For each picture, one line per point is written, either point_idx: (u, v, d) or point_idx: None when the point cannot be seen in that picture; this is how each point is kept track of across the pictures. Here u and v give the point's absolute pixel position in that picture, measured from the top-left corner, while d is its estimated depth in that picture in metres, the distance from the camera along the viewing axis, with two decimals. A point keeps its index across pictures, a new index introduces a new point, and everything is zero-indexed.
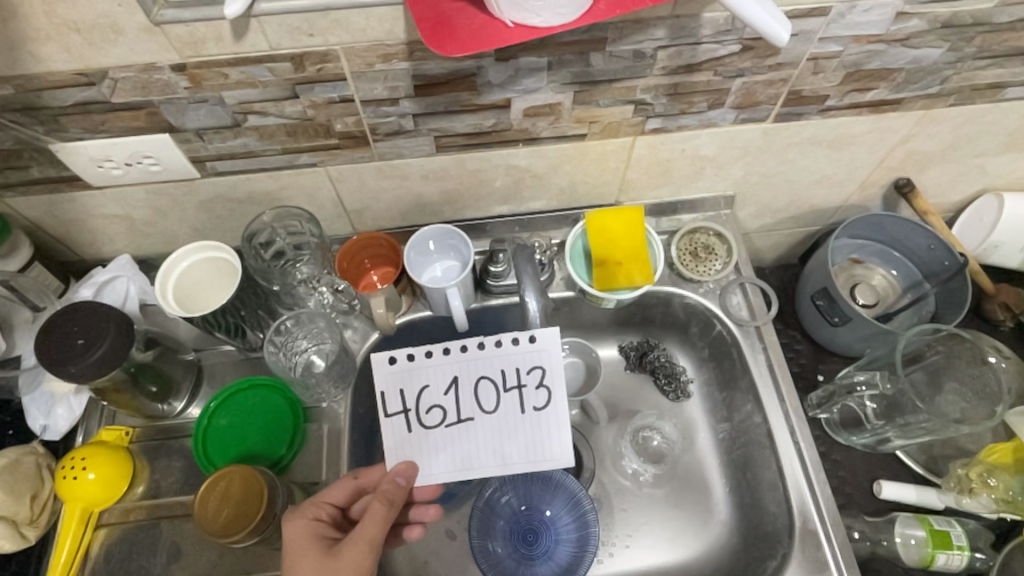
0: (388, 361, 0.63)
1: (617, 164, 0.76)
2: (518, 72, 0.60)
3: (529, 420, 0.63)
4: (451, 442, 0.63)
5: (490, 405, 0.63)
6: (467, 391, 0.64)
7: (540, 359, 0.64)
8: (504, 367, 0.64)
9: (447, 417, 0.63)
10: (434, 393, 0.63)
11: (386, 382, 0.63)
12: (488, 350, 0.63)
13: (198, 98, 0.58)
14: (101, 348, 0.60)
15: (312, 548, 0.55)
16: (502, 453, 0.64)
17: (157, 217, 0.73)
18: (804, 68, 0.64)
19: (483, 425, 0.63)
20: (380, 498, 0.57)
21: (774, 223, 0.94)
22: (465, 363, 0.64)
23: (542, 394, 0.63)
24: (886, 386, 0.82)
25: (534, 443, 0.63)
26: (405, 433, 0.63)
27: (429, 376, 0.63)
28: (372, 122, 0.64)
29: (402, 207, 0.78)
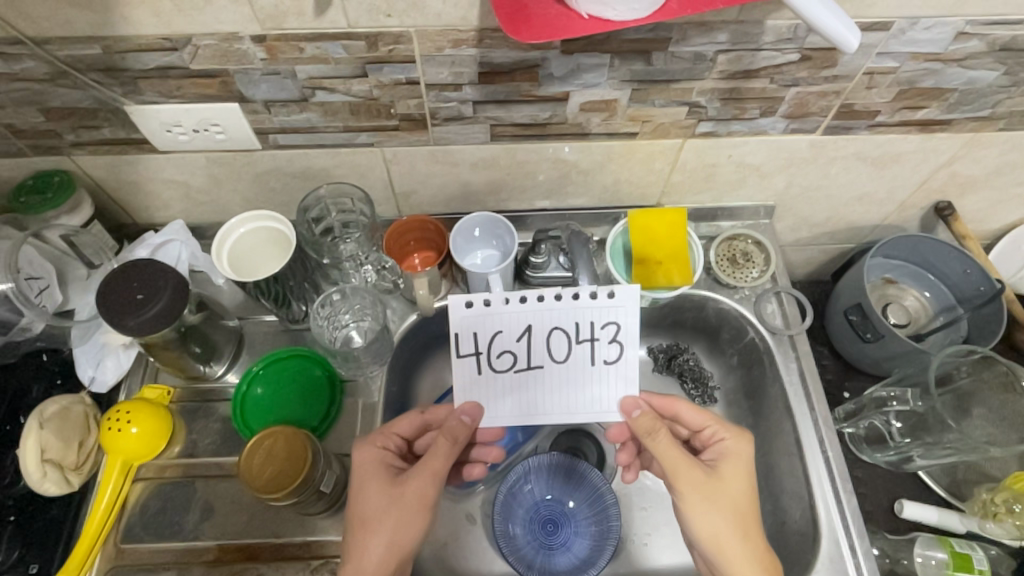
0: (464, 304, 0.60)
1: (663, 165, 0.77)
2: (580, 66, 0.61)
3: (599, 374, 0.60)
4: (518, 387, 0.61)
5: (561, 355, 0.61)
6: (538, 340, 0.61)
7: (618, 314, 0.60)
8: (579, 319, 0.60)
9: (517, 362, 0.61)
10: (506, 339, 0.61)
11: (460, 324, 0.60)
12: (565, 301, 0.60)
13: (271, 70, 0.60)
14: (156, 306, 0.61)
15: (382, 474, 0.61)
16: (568, 402, 0.61)
17: (213, 185, 0.76)
18: (858, 82, 0.66)
19: (551, 374, 0.61)
20: (445, 436, 0.61)
21: (810, 238, 0.95)
22: (541, 312, 0.60)
23: (615, 348, 0.60)
24: (917, 403, 0.80)
25: (601, 396, 0.61)
26: (473, 375, 0.61)
27: (502, 322, 0.60)
28: (432, 106, 0.66)
29: (449, 194, 0.80)
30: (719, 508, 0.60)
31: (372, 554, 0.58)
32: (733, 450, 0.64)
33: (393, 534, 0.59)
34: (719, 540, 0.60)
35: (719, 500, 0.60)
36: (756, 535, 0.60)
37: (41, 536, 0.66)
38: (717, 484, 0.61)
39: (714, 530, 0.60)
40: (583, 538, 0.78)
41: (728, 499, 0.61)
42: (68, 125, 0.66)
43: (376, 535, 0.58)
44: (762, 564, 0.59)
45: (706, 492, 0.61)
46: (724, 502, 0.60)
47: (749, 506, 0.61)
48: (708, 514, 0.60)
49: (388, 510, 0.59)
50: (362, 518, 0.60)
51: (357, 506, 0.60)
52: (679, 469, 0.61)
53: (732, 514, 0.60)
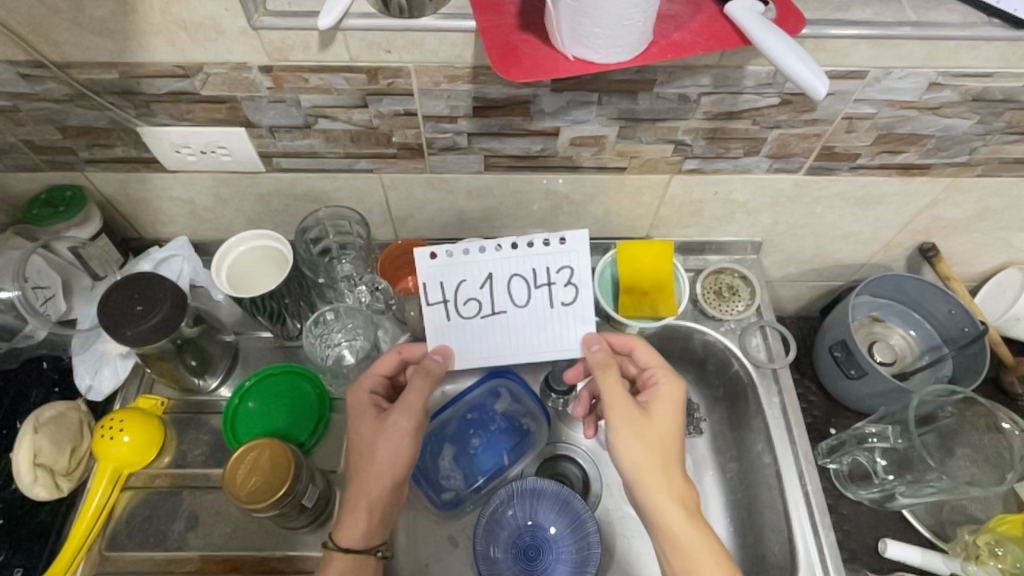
0: (428, 255, 0.62)
1: (651, 199, 0.80)
2: (569, 103, 0.64)
3: (559, 315, 0.63)
4: (485, 329, 0.64)
5: (522, 298, 0.62)
6: (501, 287, 0.62)
7: (571, 258, 0.61)
8: (536, 265, 0.62)
9: (483, 309, 0.63)
10: (470, 287, 0.62)
11: (427, 275, 0.62)
12: (521, 249, 0.62)
13: (277, 98, 0.64)
14: (151, 320, 0.64)
15: (369, 414, 0.65)
16: (531, 343, 0.64)
17: (218, 204, 0.79)
18: (837, 126, 0.68)
19: (515, 318, 0.63)
20: (417, 372, 0.63)
21: (798, 274, 0.97)
22: (501, 259, 0.62)
23: (570, 291, 0.62)
24: (898, 441, 0.81)
25: (561, 334, 0.64)
26: (442, 323, 0.64)
27: (466, 271, 0.62)
28: (428, 136, 0.69)
29: (445, 219, 0.83)
30: (645, 439, 0.61)
31: (371, 484, 0.62)
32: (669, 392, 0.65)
33: (384, 466, 0.62)
34: (639, 472, 0.60)
35: (650, 436, 0.61)
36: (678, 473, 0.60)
37: (28, 540, 0.67)
38: (647, 419, 0.62)
39: (635, 459, 0.60)
40: (562, 564, 0.78)
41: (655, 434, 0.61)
42: (83, 143, 0.69)
43: (370, 470, 0.62)
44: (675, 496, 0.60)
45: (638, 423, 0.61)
46: (651, 436, 0.61)
47: (674, 444, 0.62)
48: (630, 445, 0.60)
49: (377, 445, 0.63)
50: (358, 455, 0.63)
51: (354, 446, 0.64)
52: (613, 402, 0.62)
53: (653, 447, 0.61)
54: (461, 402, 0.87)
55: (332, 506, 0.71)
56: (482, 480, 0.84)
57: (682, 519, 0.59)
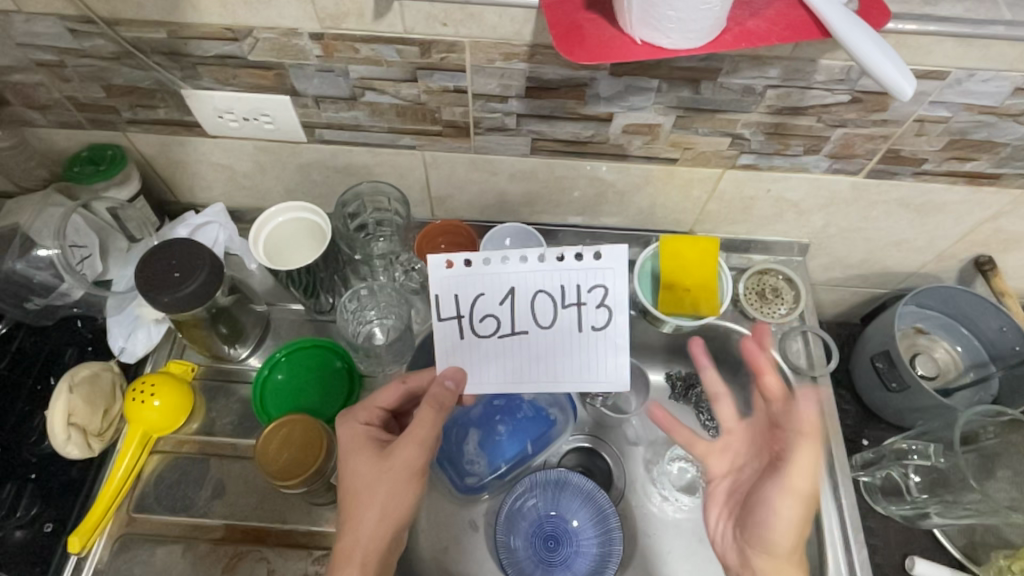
0: (445, 265, 0.60)
1: (699, 193, 0.77)
2: (627, 88, 0.62)
3: (586, 337, 0.61)
4: (505, 350, 0.62)
5: (546, 318, 0.60)
6: (524, 303, 0.60)
7: (603, 278, 0.59)
8: (564, 282, 0.60)
9: (500, 327, 0.61)
10: (489, 302, 0.60)
11: (442, 287, 0.60)
12: (548, 264, 0.59)
13: (326, 67, 0.62)
14: (188, 287, 0.63)
15: (368, 448, 0.60)
16: (554, 368, 0.62)
17: (257, 172, 0.78)
18: (907, 128, 0.65)
19: (537, 338, 0.61)
20: (426, 402, 0.58)
21: (842, 278, 0.93)
22: (525, 274, 0.59)
23: (602, 313, 0.60)
24: (939, 459, 0.78)
25: (585, 360, 0.61)
26: (457, 339, 0.61)
27: (486, 284, 0.60)
28: (477, 115, 0.67)
29: (484, 201, 0.81)
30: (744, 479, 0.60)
31: (366, 527, 0.57)
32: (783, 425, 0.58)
33: (384, 507, 0.58)
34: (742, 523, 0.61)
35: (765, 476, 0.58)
36: (780, 481, 0.54)
37: (59, 496, 0.68)
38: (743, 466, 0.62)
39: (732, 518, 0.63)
40: (582, 557, 0.78)
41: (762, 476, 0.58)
42: (126, 102, 0.68)
43: (368, 509, 0.57)
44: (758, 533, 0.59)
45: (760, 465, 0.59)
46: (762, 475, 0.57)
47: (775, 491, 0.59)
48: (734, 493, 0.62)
49: (377, 483, 0.58)
50: (352, 492, 0.59)
51: (347, 482, 0.59)
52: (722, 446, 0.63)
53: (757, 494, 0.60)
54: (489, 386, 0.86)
55: None
56: (505, 466, 0.83)
57: (779, 544, 0.54)
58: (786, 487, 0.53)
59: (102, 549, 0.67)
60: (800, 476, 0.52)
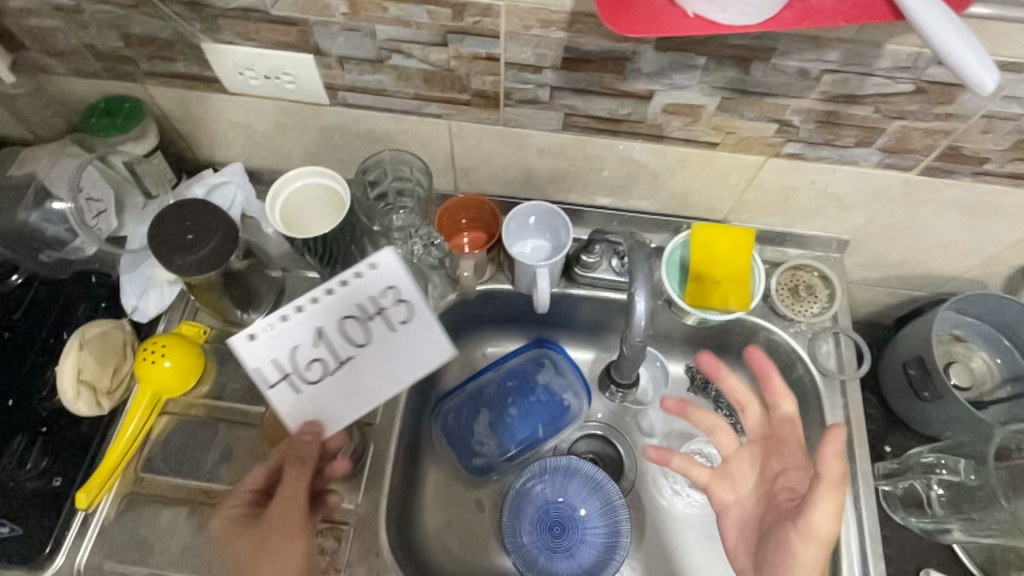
0: (247, 338, 0.55)
1: (738, 181, 0.73)
2: (672, 65, 0.57)
3: (403, 337, 0.59)
4: (345, 384, 0.58)
5: (360, 339, 0.58)
6: (335, 337, 0.57)
7: (394, 278, 0.57)
8: (358, 298, 0.57)
9: (329, 366, 0.57)
10: (305, 350, 0.56)
11: (257, 358, 0.55)
12: (333, 292, 0.56)
13: (351, 26, 0.58)
14: (201, 251, 0.61)
15: (236, 531, 0.62)
16: (392, 371, 0.59)
17: (277, 133, 0.75)
18: (973, 124, 0.60)
19: (366, 359, 0.58)
20: (290, 462, 0.63)
21: (879, 278, 0.89)
22: (316, 310, 0.56)
23: (403, 308, 0.58)
24: (969, 476, 0.74)
25: (414, 349, 0.59)
26: (297, 397, 0.57)
27: (291, 337, 0.56)
28: (508, 86, 0.63)
29: (510, 177, 0.77)
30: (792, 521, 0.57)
31: None
32: (834, 498, 0.54)
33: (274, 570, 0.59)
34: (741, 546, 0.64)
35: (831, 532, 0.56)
36: (798, 522, 0.55)
37: (68, 452, 0.67)
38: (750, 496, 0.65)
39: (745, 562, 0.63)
40: (588, 546, 0.76)
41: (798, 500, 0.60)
42: (145, 54, 0.65)
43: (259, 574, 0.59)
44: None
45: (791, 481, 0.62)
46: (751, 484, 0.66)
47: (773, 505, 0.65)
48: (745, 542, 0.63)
49: (257, 552, 0.60)
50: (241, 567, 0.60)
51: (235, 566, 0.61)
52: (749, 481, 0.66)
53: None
54: (503, 367, 0.85)
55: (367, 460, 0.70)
56: (513, 450, 0.82)
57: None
58: (803, 528, 0.55)
59: (108, 507, 0.67)
60: (819, 517, 0.54)
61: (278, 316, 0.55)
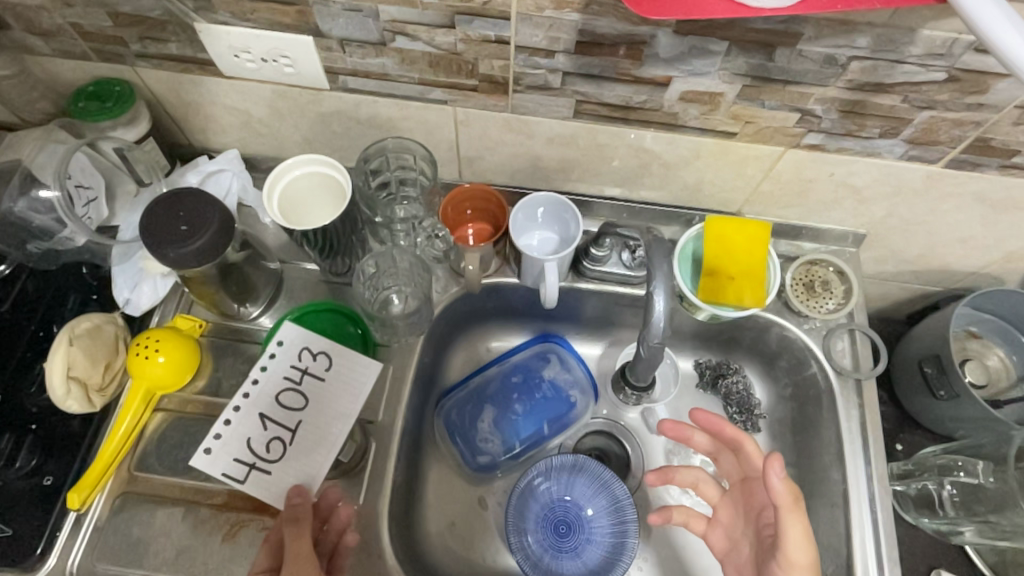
0: (204, 452, 0.52)
1: (754, 172, 0.70)
2: (691, 50, 0.55)
3: (335, 384, 0.56)
4: (309, 438, 0.54)
5: (301, 403, 0.55)
6: (282, 415, 0.54)
7: (302, 339, 0.56)
8: (285, 371, 0.56)
9: (285, 443, 0.54)
10: (259, 436, 0.54)
11: (217, 462, 0.52)
12: (257, 375, 0.55)
13: (353, 6, 0.55)
14: (196, 244, 0.59)
15: None
16: (342, 420, 0.55)
17: (275, 118, 0.72)
18: (1005, 115, 0.57)
19: (314, 420, 0.54)
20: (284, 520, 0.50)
21: (894, 273, 0.86)
22: (257, 393, 0.54)
23: (324, 360, 0.57)
24: (987, 479, 0.72)
25: (346, 393, 0.55)
26: (269, 477, 0.53)
27: (242, 432, 0.53)
28: (517, 71, 0.60)
29: (517, 166, 0.74)
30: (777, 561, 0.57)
31: None
32: (799, 521, 0.54)
33: None
34: None
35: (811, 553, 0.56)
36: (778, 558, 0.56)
37: (59, 449, 0.65)
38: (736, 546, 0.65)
39: None
40: (596, 546, 0.75)
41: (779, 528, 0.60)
42: (135, 34, 0.62)
43: None
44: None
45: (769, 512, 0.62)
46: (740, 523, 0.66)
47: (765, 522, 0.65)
48: None
49: None
50: None
51: None
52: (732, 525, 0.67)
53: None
54: (508, 363, 0.82)
55: (368, 459, 0.67)
56: (519, 447, 0.79)
57: None
58: (783, 563, 0.55)
59: (101, 507, 0.65)
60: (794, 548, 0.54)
61: (212, 433, 0.53)
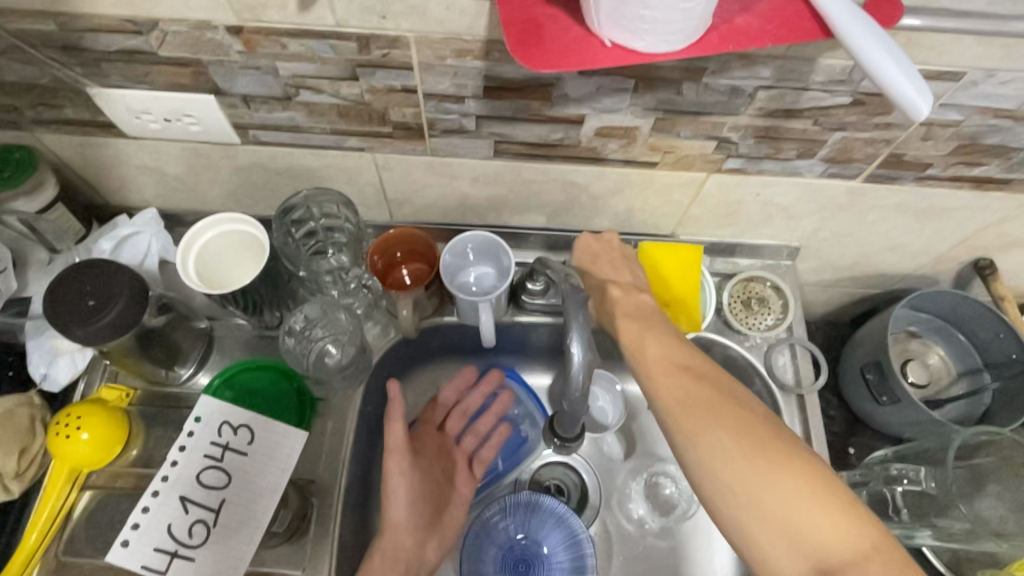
0: (121, 546, 0.52)
1: (682, 197, 0.70)
2: (600, 89, 0.54)
3: (258, 456, 0.58)
4: (236, 515, 0.56)
5: (223, 481, 0.56)
6: (205, 493, 0.55)
7: (220, 413, 0.57)
8: (204, 448, 0.56)
9: (210, 522, 0.55)
10: (181, 520, 0.54)
11: (140, 556, 0.52)
12: (177, 455, 0.55)
13: (250, 64, 0.53)
14: (105, 318, 0.56)
15: None
16: (269, 487, 0.57)
17: (190, 174, 0.69)
18: (913, 132, 0.58)
19: (239, 493, 0.56)
20: None
21: (833, 280, 0.87)
22: (175, 478, 0.55)
23: (245, 432, 0.58)
24: (930, 484, 0.74)
25: (270, 461, 0.58)
26: (193, 564, 0.53)
27: (164, 518, 0.54)
28: (430, 117, 0.58)
29: (446, 205, 0.73)
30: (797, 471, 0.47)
31: None
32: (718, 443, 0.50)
33: None
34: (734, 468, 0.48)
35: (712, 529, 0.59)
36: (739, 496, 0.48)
37: None
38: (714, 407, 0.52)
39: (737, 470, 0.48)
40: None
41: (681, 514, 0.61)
42: (28, 101, 0.59)
43: None
44: (784, 521, 0.45)
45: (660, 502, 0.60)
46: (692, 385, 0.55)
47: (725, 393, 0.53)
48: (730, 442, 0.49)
49: None
50: None
51: None
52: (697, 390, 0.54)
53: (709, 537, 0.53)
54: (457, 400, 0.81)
55: (310, 521, 0.65)
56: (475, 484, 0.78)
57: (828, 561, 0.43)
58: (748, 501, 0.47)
59: None
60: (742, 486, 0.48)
61: (129, 525, 0.53)
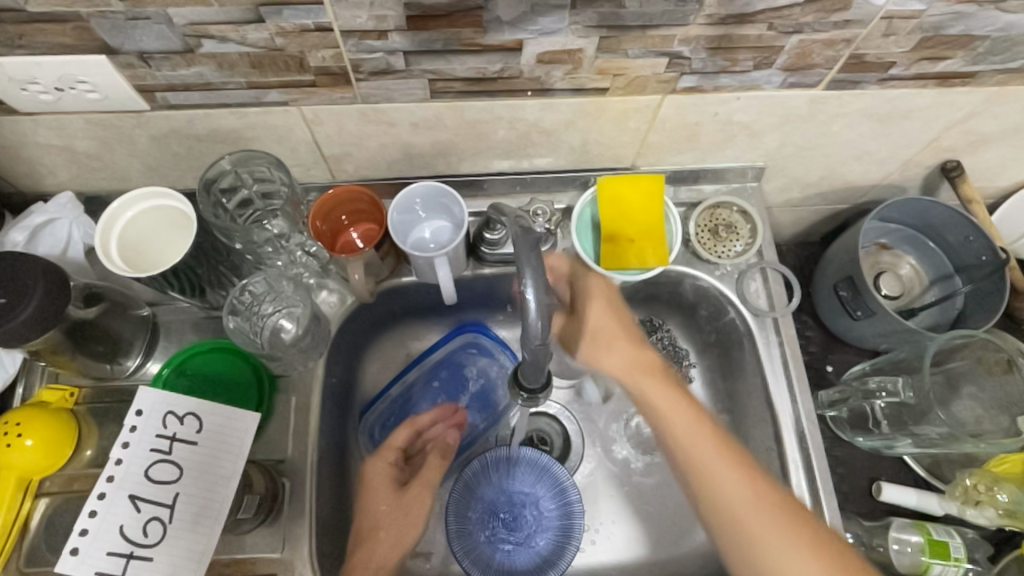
0: (72, 554, 0.50)
1: (638, 124, 0.66)
2: (534, 7, 0.49)
3: (209, 445, 0.55)
4: (191, 507, 0.53)
5: (175, 474, 0.54)
6: (157, 490, 0.53)
7: (164, 404, 0.55)
8: (151, 443, 0.54)
9: (166, 519, 0.53)
10: (134, 521, 0.52)
11: (94, 563, 0.50)
12: (122, 454, 0.53)
13: (139, 14, 0.47)
14: (23, 312, 0.51)
15: None
16: (223, 478, 0.55)
17: (103, 150, 0.63)
18: (874, 28, 0.54)
19: (192, 486, 0.54)
20: None
21: (801, 199, 0.85)
22: (123, 476, 0.52)
23: (192, 421, 0.55)
24: (907, 395, 0.74)
25: (221, 451, 0.55)
26: (151, 563, 0.51)
27: (115, 522, 0.51)
28: (353, 58, 0.53)
29: (389, 157, 0.68)
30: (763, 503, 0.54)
31: None
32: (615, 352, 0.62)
33: None
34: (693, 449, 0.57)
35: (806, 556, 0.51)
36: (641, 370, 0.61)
37: None
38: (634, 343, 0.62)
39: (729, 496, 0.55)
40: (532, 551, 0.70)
41: (726, 476, 0.55)
42: None
43: None
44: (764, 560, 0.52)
45: (725, 469, 0.56)
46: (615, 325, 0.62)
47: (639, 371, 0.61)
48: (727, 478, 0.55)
49: None
50: None
51: None
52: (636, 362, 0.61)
53: (736, 533, 0.54)
54: (427, 362, 0.78)
55: (282, 501, 0.62)
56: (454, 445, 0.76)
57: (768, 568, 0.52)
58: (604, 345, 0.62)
59: None
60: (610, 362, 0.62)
61: (79, 531, 0.51)
